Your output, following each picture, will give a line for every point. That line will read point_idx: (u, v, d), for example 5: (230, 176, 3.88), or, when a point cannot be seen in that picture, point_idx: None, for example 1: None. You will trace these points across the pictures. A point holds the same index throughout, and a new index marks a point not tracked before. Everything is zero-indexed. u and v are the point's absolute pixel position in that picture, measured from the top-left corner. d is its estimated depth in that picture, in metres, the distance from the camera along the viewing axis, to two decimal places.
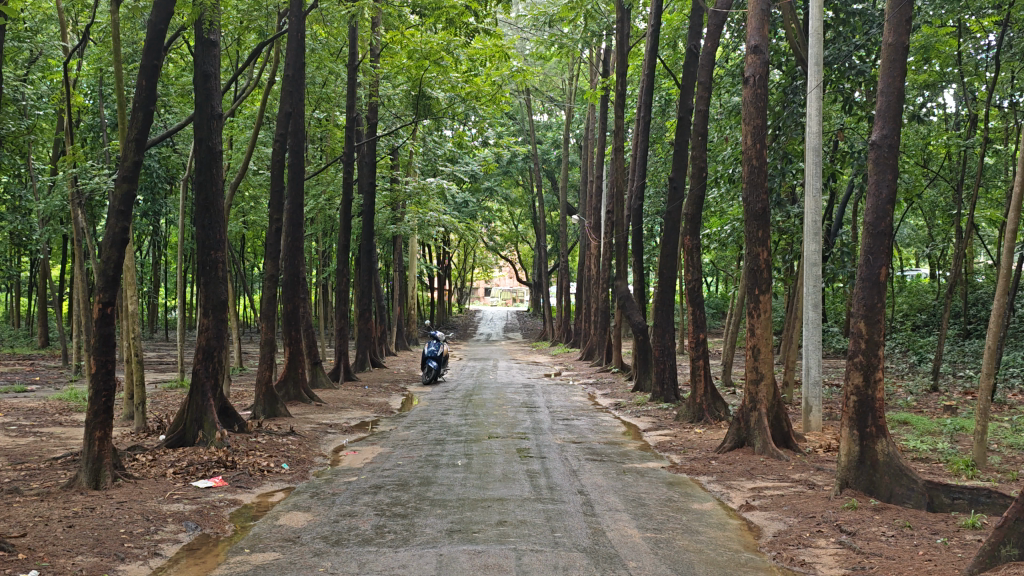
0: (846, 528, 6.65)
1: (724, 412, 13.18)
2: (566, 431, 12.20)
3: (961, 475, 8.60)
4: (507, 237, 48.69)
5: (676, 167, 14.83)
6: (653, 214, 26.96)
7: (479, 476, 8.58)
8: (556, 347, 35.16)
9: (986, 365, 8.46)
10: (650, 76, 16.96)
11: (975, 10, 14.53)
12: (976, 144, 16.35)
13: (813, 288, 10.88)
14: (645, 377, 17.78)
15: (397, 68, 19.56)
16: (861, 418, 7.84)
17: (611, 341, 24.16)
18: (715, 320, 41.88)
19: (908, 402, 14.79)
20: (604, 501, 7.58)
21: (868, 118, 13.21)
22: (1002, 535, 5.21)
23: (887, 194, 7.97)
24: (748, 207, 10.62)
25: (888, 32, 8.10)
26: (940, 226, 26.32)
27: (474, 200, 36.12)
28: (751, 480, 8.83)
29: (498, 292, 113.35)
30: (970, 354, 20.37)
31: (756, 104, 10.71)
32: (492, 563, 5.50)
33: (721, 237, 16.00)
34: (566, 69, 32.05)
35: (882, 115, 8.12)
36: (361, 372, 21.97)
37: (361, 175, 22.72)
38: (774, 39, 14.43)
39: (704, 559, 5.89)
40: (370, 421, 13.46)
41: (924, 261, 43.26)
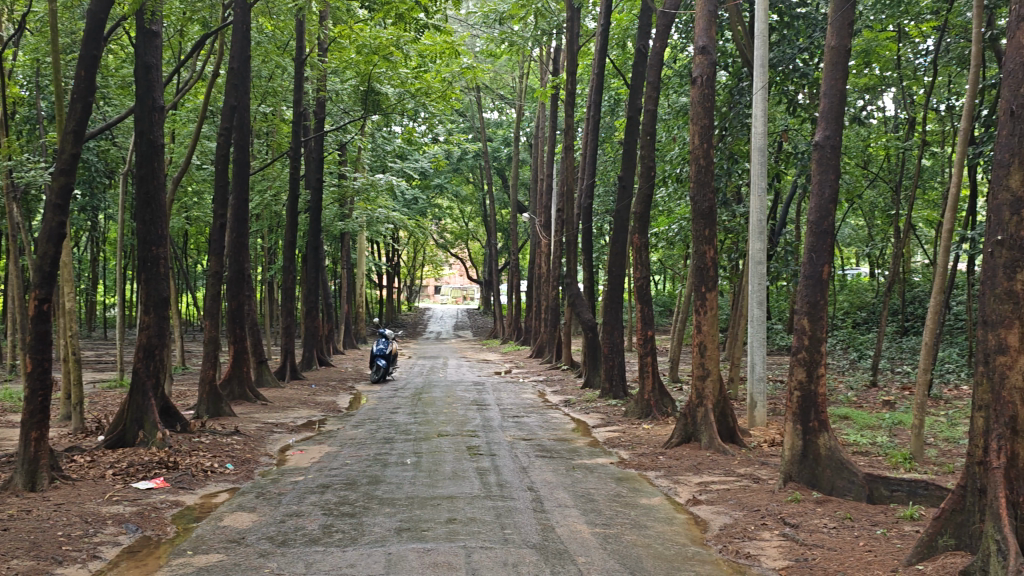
0: (790, 520, 6.79)
1: (672, 408, 13.34)
2: (515, 428, 12.23)
3: (899, 468, 8.87)
4: (457, 235, 48.54)
5: (626, 165, 14.94)
6: (602, 214, 27.13)
7: (428, 475, 8.53)
8: (505, 346, 35.21)
9: (922, 362, 8.69)
10: (599, 75, 17.04)
11: (915, 15, 14.95)
12: (914, 146, 16.82)
13: (758, 285, 11.04)
14: (595, 373, 17.93)
15: (345, 62, 19.53)
16: (805, 412, 7.99)
17: (561, 339, 24.27)
18: (662, 317, 42.34)
19: (848, 397, 15.15)
20: (554, 496, 7.63)
21: (812, 120, 13.49)
22: (938, 526, 5.40)
23: (830, 194, 8.15)
24: (696, 206, 10.74)
25: (831, 35, 8.34)
26: (879, 225, 27.02)
27: (424, 197, 36.01)
28: (698, 475, 8.95)
29: (449, 291, 113.02)
30: (907, 351, 20.99)
31: (703, 104, 10.83)
32: (442, 561, 5.48)
33: (670, 236, 16.23)
34: (516, 67, 31.98)
35: (824, 117, 8.31)
36: (307, 371, 21.66)
37: (309, 170, 22.40)
38: (720, 39, 14.68)
39: (651, 553, 5.95)
40: (317, 421, 13.25)
41: (864, 262, 44.40)
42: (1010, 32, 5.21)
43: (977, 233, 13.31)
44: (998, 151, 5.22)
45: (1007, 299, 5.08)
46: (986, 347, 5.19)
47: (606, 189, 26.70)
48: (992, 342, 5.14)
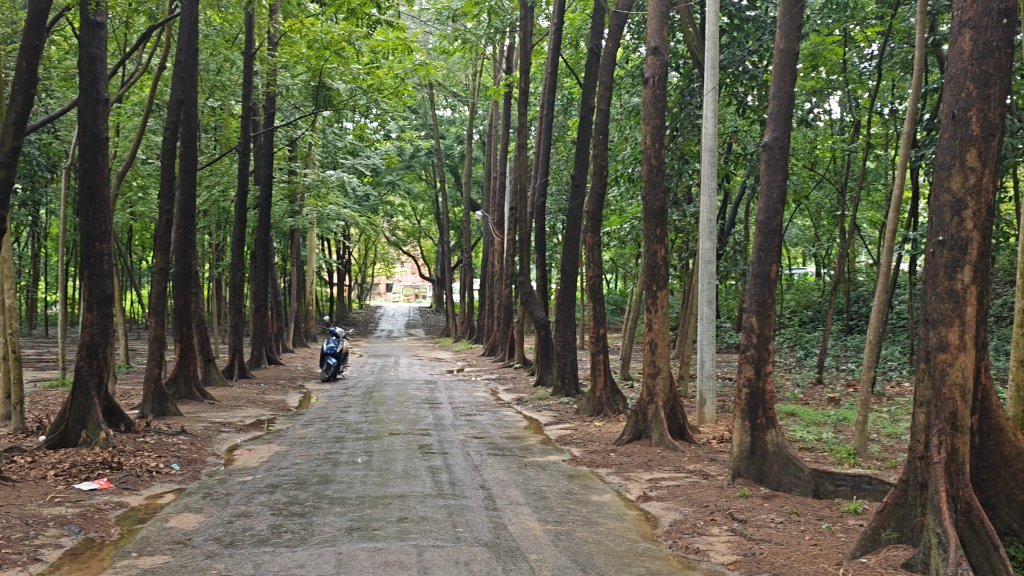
0: (738, 516, 6.89)
1: (623, 406, 13.45)
2: (467, 427, 12.21)
3: (844, 463, 9.06)
4: (409, 233, 48.25)
5: (578, 165, 14.98)
6: (555, 213, 27.21)
7: (380, 473, 8.47)
8: (458, 344, 35.17)
9: (866, 360, 8.88)
10: (552, 74, 17.08)
11: (861, 21, 15.28)
12: (859, 148, 17.19)
13: (707, 284, 11.16)
14: (547, 371, 17.98)
15: (296, 57, 19.33)
16: (753, 409, 8.11)
17: (514, 337, 24.26)
18: (613, 316, 42.64)
19: (795, 395, 15.42)
20: (506, 494, 7.63)
21: (760, 121, 13.71)
22: (882, 520, 5.53)
23: (778, 194, 8.30)
24: (648, 205, 10.83)
25: (780, 38, 8.60)
26: (825, 226, 27.58)
27: (375, 194, 35.80)
28: (648, 471, 9.04)
29: (400, 288, 112.53)
30: (852, 349, 21.47)
31: (655, 104, 10.93)
32: (393, 560, 5.45)
33: (622, 235, 16.38)
34: (469, 64, 31.90)
35: (773, 119, 8.48)
36: (256, 369, 21.36)
37: (258, 166, 22.07)
38: (672, 41, 14.84)
39: (603, 549, 5.99)
40: (266, 420, 13.06)
41: (810, 261, 45.26)
42: (951, 38, 5.36)
43: (919, 234, 13.62)
44: (940, 154, 5.36)
45: (947, 297, 5.22)
46: (927, 344, 5.33)
47: (559, 188, 26.77)
48: (933, 340, 5.28)
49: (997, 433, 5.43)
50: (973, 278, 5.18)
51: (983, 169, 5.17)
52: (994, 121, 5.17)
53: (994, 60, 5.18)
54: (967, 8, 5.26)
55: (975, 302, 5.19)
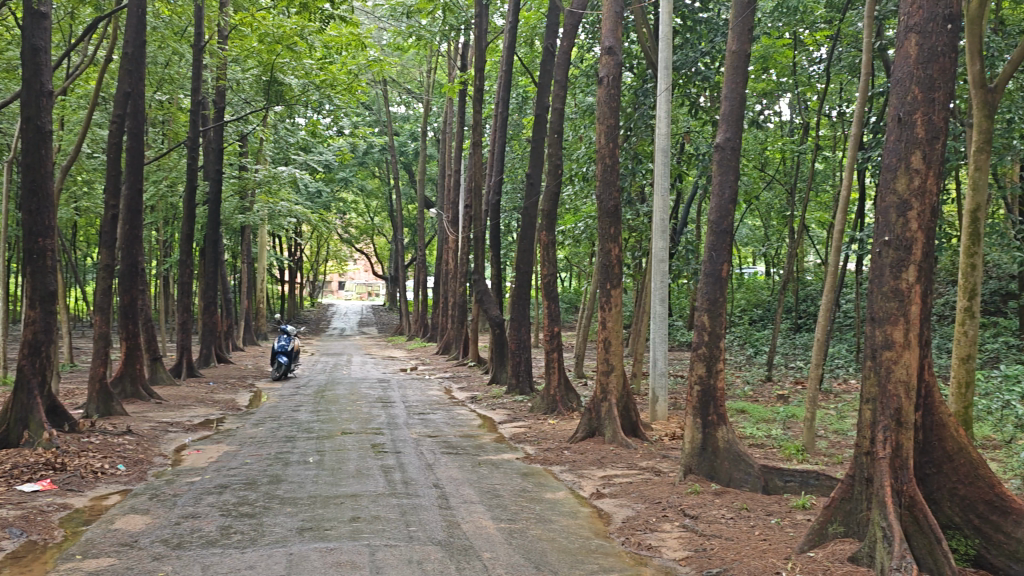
0: (689, 512, 6.96)
1: (577, 403, 13.51)
2: (420, 426, 12.15)
3: (792, 459, 9.22)
4: (362, 230, 47.85)
5: (533, 163, 14.98)
6: (509, 211, 27.19)
7: (332, 473, 8.38)
8: (411, 342, 35.02)
9: (814, 357, 9.04)
10: (507, 72, 17.07)
11: (810, 25, 15.56)
12: (808, 150, 17.49)
13: (660, 282, 11.27)
14: (501, 369, 17.99)
15: (246, 51, 19.08)
16: (704, 406, 8.20)
17: (468, 335, 24.20)
18: (567, 314, 42.82)
19: (745, 392, 15.66)
20: (460, 493, 7.61)
21: (712, 122, 13.90)
22: (829, 514, 5.62)
23: (729, 194, 8.42)
24: (602, 204, 10.90)
25: (731, 40, 8.72)
26: (774, 226, 28.05)
27: (328, 190, 35.43)
28: (601, 468, 9.09)
29: (353, 286, 111.64)
30: (800, 347, 21.87)
31: (609, 104, 10.99)
32: (345, 560, 5.39)
33: (576, 233, 16.48)
34: (423, 61, 31.73)
35: (725, 119, 8.62)
36: (205, 367, 21.01)
37: (207, 161, 21.69)
38: (626, 42, 14.95)
39: (556, 547, 6.01)
40: (215, 419, 12.84)
41: (760, 261, 45.98)
42: (898, 42, 5.48)
43: (866, 234, 13.92)
44: (887, 156, 5.47)
45: (892, 296, 5.34)
46: (873, 342, 5.44)
47: (514, 186, 26.77)
48: (879, 338, 5.39)
49: (939, 428, 5.56)
50: (917, 277, 5.30)
51: (927, 172, 5.29)
52: (937, 125, 5.28)
53: (939, 65, 5.30)
54: (913, 13, 5.38)
55: (920, 301, 5.31)
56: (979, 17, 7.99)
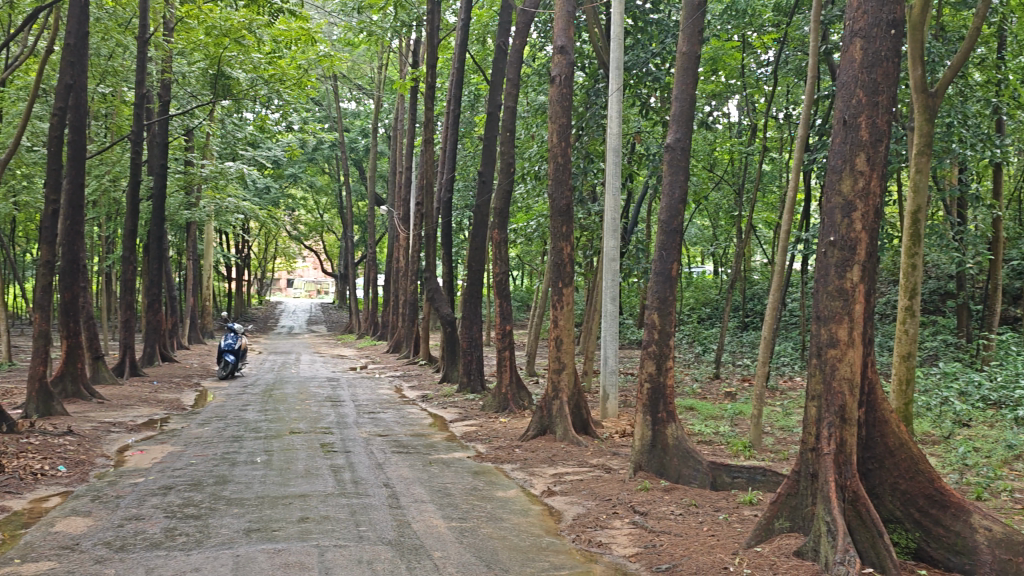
0: (639, 508, 7.03)
1: (528, 401, 13.55)
2: (371, 424, 12.05)
3: (740, 455, 9.36)
4: (312, 227, 47.33)
5: (485, 160, 14.95)
6: (461, 209, 27.14)
7: (280, 473, 8.27)
8: (362, 340, 34.75)
9: (761, 355, 9.18)
10: (459, 70, 17.00)
11: (757, 28, 15.80)
12: (756, 151, 17.78)
13: (611, 281, 11.36)
14: (453, 368, 17.93)
15: (192, 43, 18.74)
16: (654, 404, 8.27)
17: (419, 333, 24.09)
18: (519, 312, 42.89)
19: (693, 389, 15.87)
20: (410, 492, 7.57)
21: (663, 123, 14.06)
22: (775, 510, 5.72)
23: (679, 194, 8.50)
24: (554, 202, 10.94)
25: (682, 41, 8.81)
26: (722, 226, 28.50)
27: (276, 186, 34.93)
28: (552, 466, 9.11)
29: (302, 283, 110.36)
30: (747, 345, 22.27)
31: (561, 103, 11.03)
32: (293, 561, 5.32)
33: (528, 232, 16.52)
34: (374, 57, 31.47)
35: (675, 120, 8.72)
36: (149, 366, 20.56)
37: (152, 155, 21.24)
38: (578, 41, 15.00)
39: (507, 545, 6.00)
40: (159, 419, 12.58)
41: (709, 260, 46.65)
42: (843, 47, 5.59)
43: (811, 234, 14.21)
44: (832, 157, 5.58)
45: (838, 295, 5.45)
46: (818, 340, 5.55)
47: (465, 184, 26.69)
48: (824, 336, 5.50)
49: (881, 425, 5.70)
50: (861, 277, 5.42)
51: (871, 173, 5.40)
52: (881, 128, 5.41)
53: (883, 69, 5.42)
54: (858, 18, 5.50)
55: (864, 300, 5.43)
56: (921, 23, 8.20)
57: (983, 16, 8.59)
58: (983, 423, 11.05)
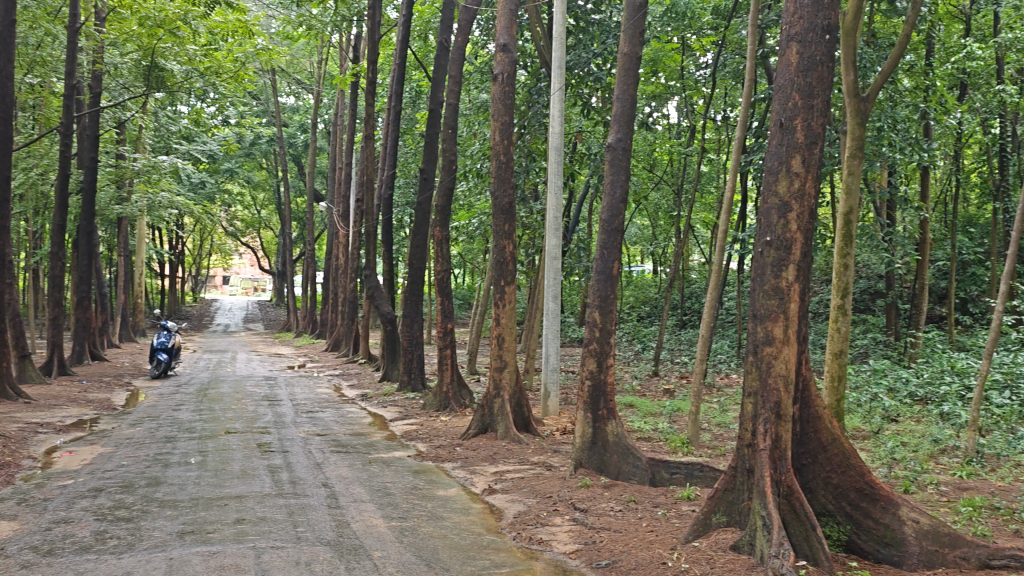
0: (579, 505, 7.07)
1: (469, 400, 13.55)
2: (309, 424, 11.86)
3: (678, 452, 9.49)
4: (248, 223, 46.46)
5: (427, 158, 14.87)
6: (402, 206, 26.93)
7: (216, 474, 8.08)
8: (300, 339, 34.27)
9: (698, 353, 9.30)
10: (401, 66, 16.86)
11: (697, 31, 16.05)
12: (695, 152, 18.06)
13: (553, 280, 11.39)
14: (393, 366, 17.79)
15: (125, 33, 18.21)
16: (594, 401, 8.33)
17: (358, 332, 23.83)
18: (460, 311, 42.80)
19: (633, 387, 16.07)
20: (349, 492, 7.48)
21: (604, 123, 14.19)
22: (712, 505, 5.82)
23: (620, 194, 8.61)
24: (496, 200, 10.95)
25: (624, 42, 8.89)
26: (662, 226, 28.87)
27: (212, 181, 34.17)
28: (493, 464, 9.11)
29: (238, 280, 108.21)
30: (685, 343, 22.63)
31: (504, 101, 11.02)
32: (229, 563, 5.21)
33: (470, 229, 16.51)
34: (314, 51, 31.03)
35: (617, 120, 8.80)
36: (78, 366, 19.93)
37: (82, 148, 20.58)
38: (520, 39, 15.02)
39: (447, 544, 5.98)
40: (89, 419, 12.20)
41: (649, 260, 47.22)
42: (780, 50, 5.71)
43: (748, 234, 14.49)
44: (769, 159, 5.69)
45: (774, 294, 5.56)
46: (755, 338, 5.65)
47: (407, 181, 26.50)
48: (760, 334, 5.60)
49: (815, 420, 5.84)
50: (796, 276, 5.53)
51: (806, 175, 5.53)
52: (816, 130, 5.54)
53: (817, 73, 5.54)
54: (795, 23, 5.62)
55: (798, 299, 5.54)
56: (854, 29, 8.43)
57: (912, 23, 8.85)
58: (910, 418, 11.42)
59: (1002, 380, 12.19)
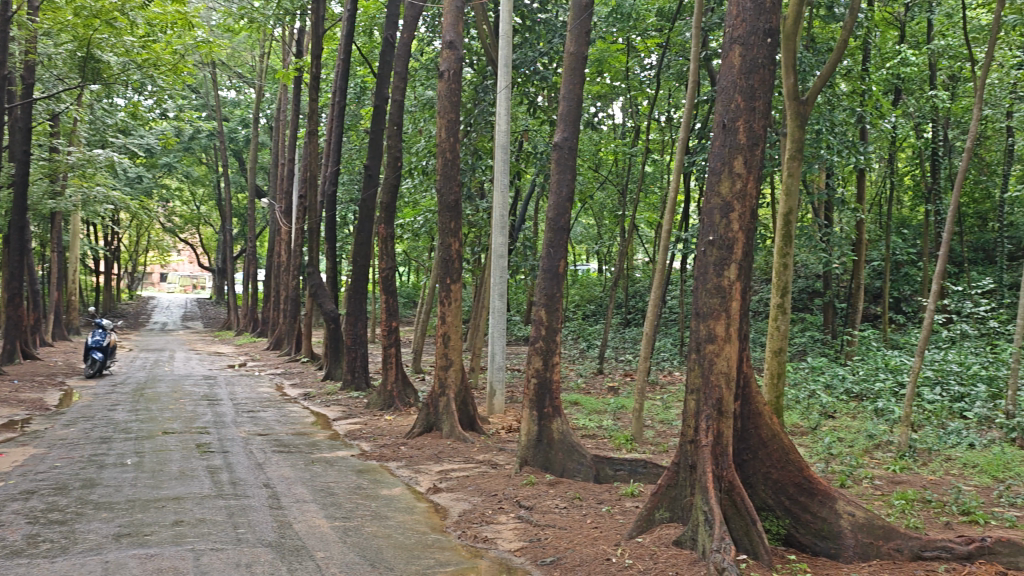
0: (524, 503, 7.08)
1: (414, 399, 13.47)
2: (250, 424, 11.64)
3: (622, 449, 9.58)
4: (187, 219, 45.48)
5: (372, 155, 14.72)
6: (346, 203, 26.63)
7: (153, 475, 7.89)
8: (241, 337, 33.67)
9: (642, 351, 9.39)
10: (345, 61, 16.66)
11: (642, 32, 16.20)
12: (640, 151, 18.24)
13: (499, 278, 11.37)
14: (336, 365, 17.58)
15: (59, 24, 17.58)
16: (540, 399, 8.35)
17: (301, 331, 23.52)
18: (405, 309, 42.56)
19: (578, 385, 16.17)
20: (291, 492, 7.38)
21: (550, 122, 14.23)
22: (656, 501, 5.89)
23: (567, 193, 8.66)
24: (442, 198, 10.89)
25: (570, 41, 8.91)
26: (607, 225, 29.10)
27: (149, 176, 33.35)
28: (438, 463, 9.07)
29: (177, 278, 105.84)
30: (629, 341, 22.88)
31: (450, 98, 10.96)
32: (166, 566, 5.10)
33: (415, 227, 16.43)
34: (255, 44, 30.49)
35: (563, 119, 8.83)
36: (8, 365, 19.26)
37: (12, 140, 19.84)
38: (466, 37, 14.97)
39: (392, 543, 5.94)
40: (20, 420, 11.79)
41: (594, 259, 47.59)
42: (723, 52, 5.80)
43: (691, 234, 14.69)
44: (711, 160, 5.77)
45: (716, 293, 5.63)
46: (698, 336, 5.72)
47: (351, 178, 26.20)
48: (702, 332, 5.68)
49: (755, 417, 5.95)
50: (737, 275, 5.61)
51: (748, 176, 5.62)
52: (757, 132, 5.63)
53: (759, 75, 5.64)
54: (737, 26, 5.71)
55: (740, 297, 5.62)
56: (794, 34, 8.60)
57: (850, 30, 9.05)
58: (846, 414, 11.72)
59: (933, 377, 12.60)
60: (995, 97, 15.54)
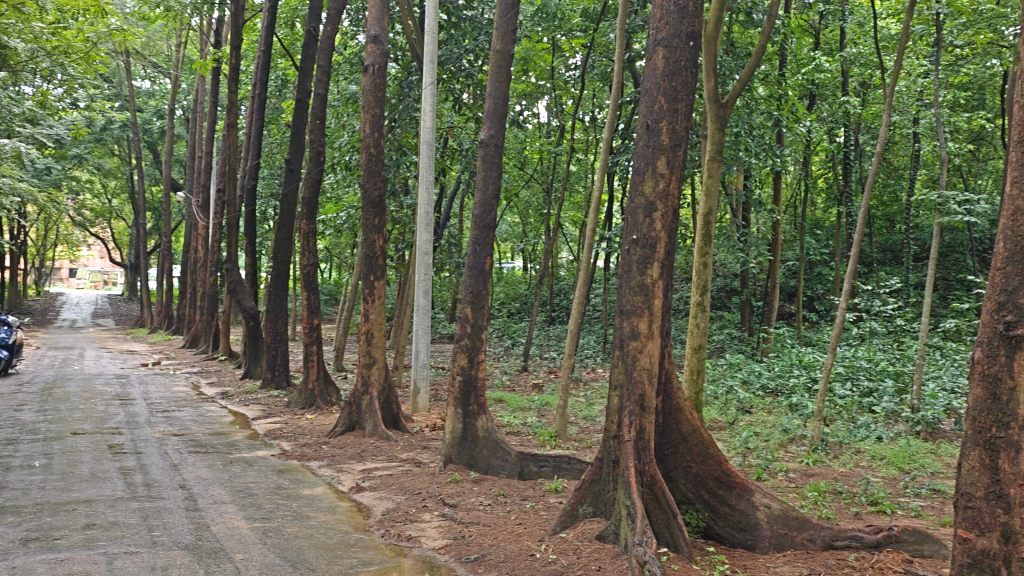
0: (448, 501, 7.06)
1: (336, 397, 13.29)
2: (165, 424, 11.29)
3: (546, 445, 9.64)
4: (99, 212, 43.83)
5: (294, 149, 14.44)
6: (266, 197, 26.08)
7: (62, 478, 7.58)
8: (155, 335, 32.64)
9: (566, 348, 9.45)
10: (266, 53, 16.30)
11: (567, 31, 16.32)
12: (564, 150, 18.39)
13: (424, 275, 11.29)
14: (255, 363, 17.19)
15: None
16: (465, 396, 8.33)
17: (219, 327, 22.94)
18: (327, 306, 41.94)
19: (502, 382, 16.20)
20: (209, 493, 7.19)
21: (475, 119, 14.22)
22: (579, 496, 5.95)
23: (493, 190, 8.67)
24: (366, 193, 10.76)
25: (496, 40, 8.92)
26: (532, 223, 29.26)
27: (58, 167, 32.02)
28: (360, 462, 8.96)
29: (87, 274, 101.79)
30: (553, 339, 23.04)
31: (375, 93, 10.83)
32: (76, 571, 4.90)
33: (338, 223, 16.21)
34: (171, 33, 29.54)
35: (489, 117, 8.82)
36: None
37: None
38: (391, 31, 14.82)
39: (313, 543, 5.85)
40: None
41: (519, 256, 47.79)
42: (647, 54, 5.89)
43: (614, 233, 14.89)
44: (636, 160, 5.85)
45: (639, 291, 5.71)
46: (621, 333, 5.79)
47: (271, 172, 25.68)
48: (626, 329, 5.75)
49: (676, 412, 6.07)
50: (660, 273, 5.70)
51: (671, 176, 5.72)
52: (680, 134, 5.74)
53: (682, 78, 5.75)
54: (662, 28, 5.81)
55: (662, 295, 5.71)
56: (714, 37, 8.79)
57: (768, 35, 9.28)
58: (762, 409, 12.04)
59: (844, 372, 13.06)
60: (902, 104, 16.17)
